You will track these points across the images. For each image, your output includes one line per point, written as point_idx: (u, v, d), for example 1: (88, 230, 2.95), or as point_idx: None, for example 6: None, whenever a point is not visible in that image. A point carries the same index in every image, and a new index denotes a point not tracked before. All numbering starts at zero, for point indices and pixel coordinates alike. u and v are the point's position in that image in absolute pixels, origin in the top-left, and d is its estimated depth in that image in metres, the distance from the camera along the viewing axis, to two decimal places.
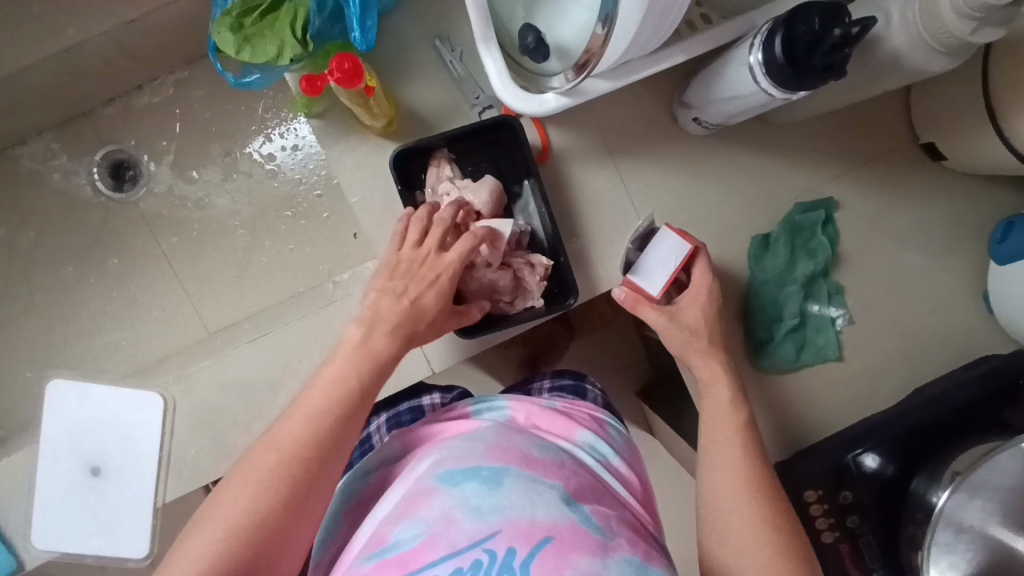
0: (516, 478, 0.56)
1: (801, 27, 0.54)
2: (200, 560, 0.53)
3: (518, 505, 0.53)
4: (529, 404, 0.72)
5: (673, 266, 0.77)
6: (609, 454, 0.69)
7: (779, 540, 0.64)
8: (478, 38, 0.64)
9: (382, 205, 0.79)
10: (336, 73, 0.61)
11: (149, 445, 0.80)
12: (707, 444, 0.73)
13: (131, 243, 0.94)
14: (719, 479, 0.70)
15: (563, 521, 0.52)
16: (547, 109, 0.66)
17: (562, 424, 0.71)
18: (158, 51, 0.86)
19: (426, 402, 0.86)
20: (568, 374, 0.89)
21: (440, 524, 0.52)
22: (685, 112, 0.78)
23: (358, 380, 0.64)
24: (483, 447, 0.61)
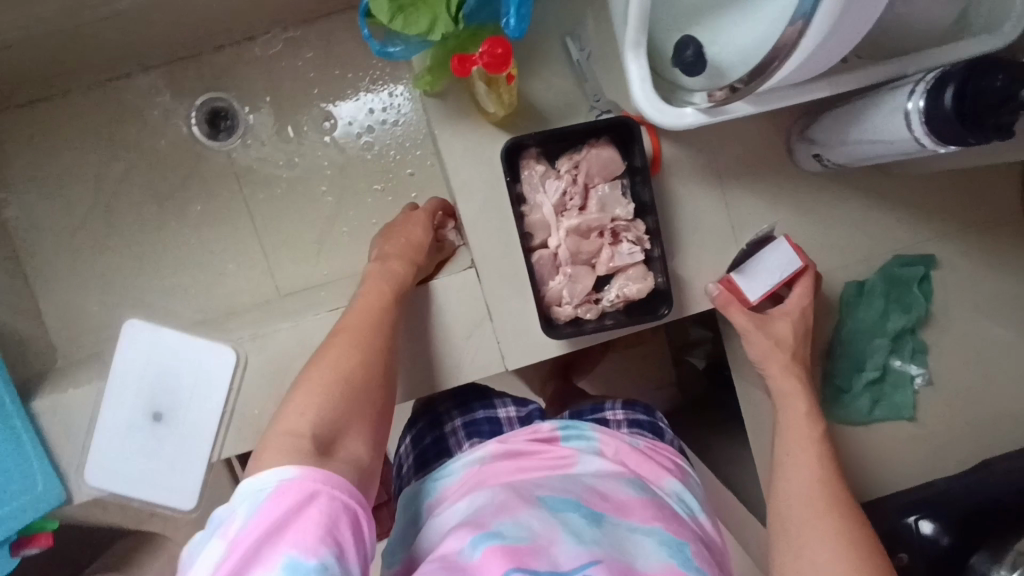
0: (615, 525, 0.56)
1: (980, 83, 0.53)
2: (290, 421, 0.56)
3: (622, 550, 0.53)
4: (619, 441, 0.72)
5: (779, 277, 0.77)
6: (696, 508, 0.68)
7: (857, 548, 0.62)
8: (628, 43, 0.62)
9: (486, 193, 0.79)
10: (487, 57, 0.60)
11: (214, 399, 0.79)
12: (785, 463, 0.73)
13: (217, 192, 0.93)
14: (793, 496, 0.69)
15: (663, 571, 0.52)
16: (684, 125, 0.65)
17: (650, 467, 0.71)
18: (280, 6, 0.85)
19: (501, 414, 0.84)
20: (640, 405, 0.87)
21: (542, 537, 0.53)
22: (806, 147, 0.77)
23: (368, 333, 0.65)
24: (581, 488, 0.61)
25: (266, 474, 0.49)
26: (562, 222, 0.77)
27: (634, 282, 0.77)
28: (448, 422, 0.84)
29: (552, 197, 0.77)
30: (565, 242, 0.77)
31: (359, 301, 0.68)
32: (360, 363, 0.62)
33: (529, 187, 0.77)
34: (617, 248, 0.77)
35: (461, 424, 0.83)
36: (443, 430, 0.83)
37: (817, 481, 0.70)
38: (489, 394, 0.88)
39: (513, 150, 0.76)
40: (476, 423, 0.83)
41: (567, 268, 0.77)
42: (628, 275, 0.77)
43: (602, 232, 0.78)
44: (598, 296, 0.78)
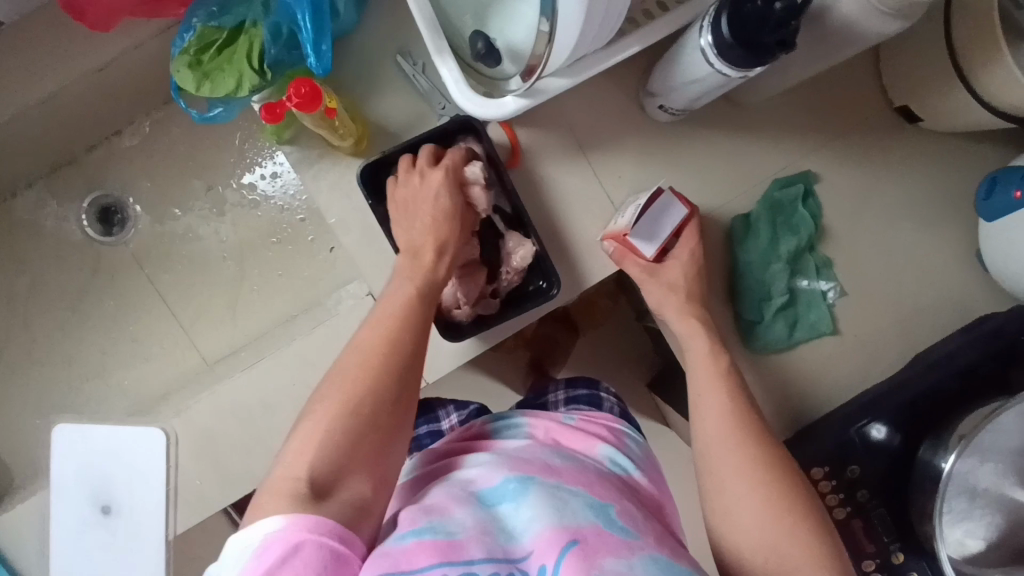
0: (540, 487, 0.57)
1: (746, 6, 0.54)
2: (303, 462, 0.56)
3: (546, 513, 0.53)
4: (547, 420, 0.73)
5: (670, 228, 0.76)
6: (630, 468, 0.70)
7: (781, 488, 0.63)
8: (431, 50, 0.64)
9: (360, 222, 0.80)
10: (295, 98, 0.63)
11: (155, 479, 0.82)
12: (697, 405, 0.71)
13: (125, 283, 0.96)
14: (709, 436, 0.69)
15: (586, 523, 0.53)
16: (507, 113, 0.66)
17: (581, 438, 0.72)
18: (131, 94, 0.88)
19: (444, 424, 0.87)
20: (582, 382, 0.90)
21: (469, 529, 0.53)
22: (651, 101, 0.78)
23: (401, 332, 0.65)
24: (506, 463, 0.62)
25: (256, 527, 0.50)
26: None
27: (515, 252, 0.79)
28: None
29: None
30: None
31: (386, 299, 0.68)
32: (380, 356, 0.63)
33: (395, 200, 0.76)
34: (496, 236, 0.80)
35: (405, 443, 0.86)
36: None
37: (728, 420, 0.69)
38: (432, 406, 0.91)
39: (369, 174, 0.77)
40: (418, 439, 0.88)
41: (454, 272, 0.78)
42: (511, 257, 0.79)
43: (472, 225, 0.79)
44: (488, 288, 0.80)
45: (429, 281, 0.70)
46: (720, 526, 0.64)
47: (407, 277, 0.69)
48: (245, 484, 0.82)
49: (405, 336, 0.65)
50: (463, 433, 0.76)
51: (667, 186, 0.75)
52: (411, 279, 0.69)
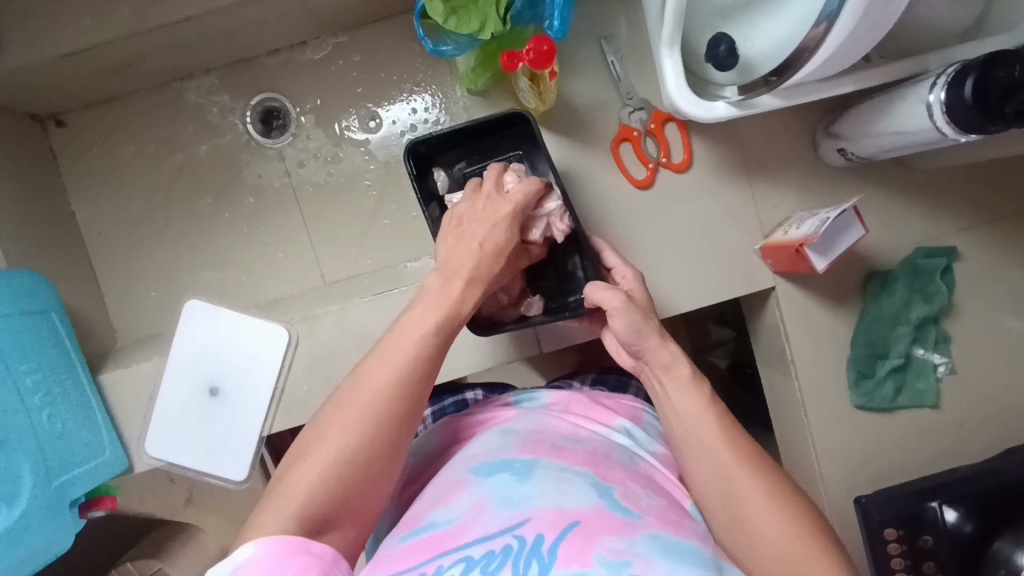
0: (546, 469, 0.59)
1: (998, 73, 0.56)
2: (307, 487, 0.56)
3: (547, 495, 0.56)
4: (569, 396, 0.77)
5: (844, 246, 0.74)
6: (645, 442, 0.72)
7: (785, 506, 0.58)
8: (664, 41, 0.67)
9: None
10: (533, 53, 0.65)
11: (267, 375, 0.85)
12: (684, 444, 0.64)
13: (268, 186, 0.99)
14: (705, 477, 0.61)
15: (588, 506, 0.55)
16: (715, 118, 0.69)
17: (599, 413, 0.75)
18: (333, 12, 0.91)
19: (468, 397, 0.93)
20: (613, 372, 1.00)
21: (471, 515, 0.56)
22: (830, 143, 0.81)
23: (413, 373, 0.61)
24: (515, 444, 0.64)
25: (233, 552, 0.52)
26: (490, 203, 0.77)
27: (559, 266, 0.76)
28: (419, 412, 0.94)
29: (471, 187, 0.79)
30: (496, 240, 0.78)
31: (397, 335, 0.63)
32: (383, 400, 0.60)
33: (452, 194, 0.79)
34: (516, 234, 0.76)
35: (431, 413, 0.93)
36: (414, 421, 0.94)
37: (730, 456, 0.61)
38: (459, 385, 0.97)
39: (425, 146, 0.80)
40: (442, 407, 0.92)
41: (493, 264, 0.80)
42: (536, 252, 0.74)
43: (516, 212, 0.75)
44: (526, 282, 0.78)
45: (455, 313, 0.65)
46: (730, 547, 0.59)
47: (427, 314, 0.64)
48: None
49: (424, 366, 0.62)
50: (488, 404, 0.80)
51: (856, 203, 0.73)
52: (428, 323, 0.63)
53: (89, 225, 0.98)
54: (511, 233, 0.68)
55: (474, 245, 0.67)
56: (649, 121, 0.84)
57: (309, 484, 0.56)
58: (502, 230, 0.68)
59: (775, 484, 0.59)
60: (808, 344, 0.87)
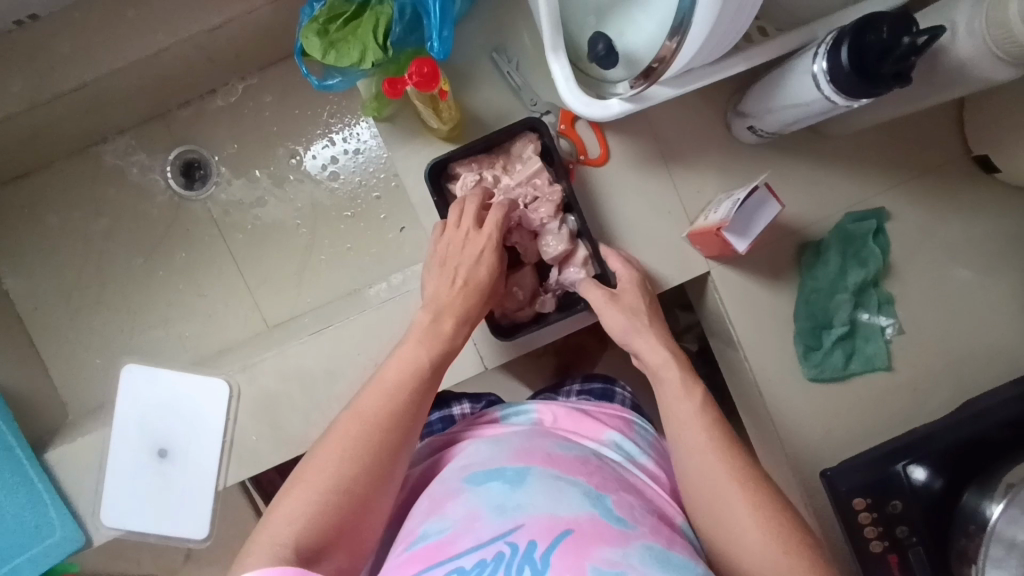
0: (538, 478, 0.58)
1: (869, 37, 0.57)
2: (296, 518, 0.56)
3: (541, 502, 0.55)
4: (556, 408, 0.75)
5: (762, 223, 0.73)
6: (634, 454, 0.71)
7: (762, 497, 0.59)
8: (547, 46, 0.66)
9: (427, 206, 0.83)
10: (415, 76, 0.65)
11: (214, 428, 0.85)
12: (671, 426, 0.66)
13: (198, 238, 0.99)
14: (687, 459, 0.63)
15: (583, 514, 0.54)
16: (611, 115, 0.68)
17: (588, 426, 0.74)
18: (235, 57, 0.91)
19: (454, 411, 0.91)
20: (599, 378, 0.98)
21: (465, 521, 0.55)
22: (740, 121, 0.80)
23: (406, 399, 0.64)
24: (508, 452, 0.63)
25: None
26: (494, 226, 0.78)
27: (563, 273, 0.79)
28: None
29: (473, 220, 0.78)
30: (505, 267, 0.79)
31: (372, 391, 0.64)
32: (378, 426, 0.62)
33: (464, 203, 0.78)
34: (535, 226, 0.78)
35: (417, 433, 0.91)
36: None
37: (714, 448, 0.62)
38: (446, 398, 0.95)
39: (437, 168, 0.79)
40: (430, 424, 0.91)
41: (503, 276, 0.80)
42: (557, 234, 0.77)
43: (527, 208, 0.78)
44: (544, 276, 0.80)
45: (439, 357, 0.67)
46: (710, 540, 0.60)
47: (406, 363, 0.66)
48: (299, 445, 0.85)
49: (420, 387, 0.66)
50: (474, 420, 0.78)
51: (768, 180, 0.72)
52: (406, 372, 0.65)
53: (24, 301, 0.97)
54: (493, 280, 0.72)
55: (456, 283, 0.70)
56: (558, 123, 0.83)
57: (300, 515, 0.57)
58: (486, 269, 0.71)
59: (757, 478, 0.61)
60: (752, 324, 0.87)
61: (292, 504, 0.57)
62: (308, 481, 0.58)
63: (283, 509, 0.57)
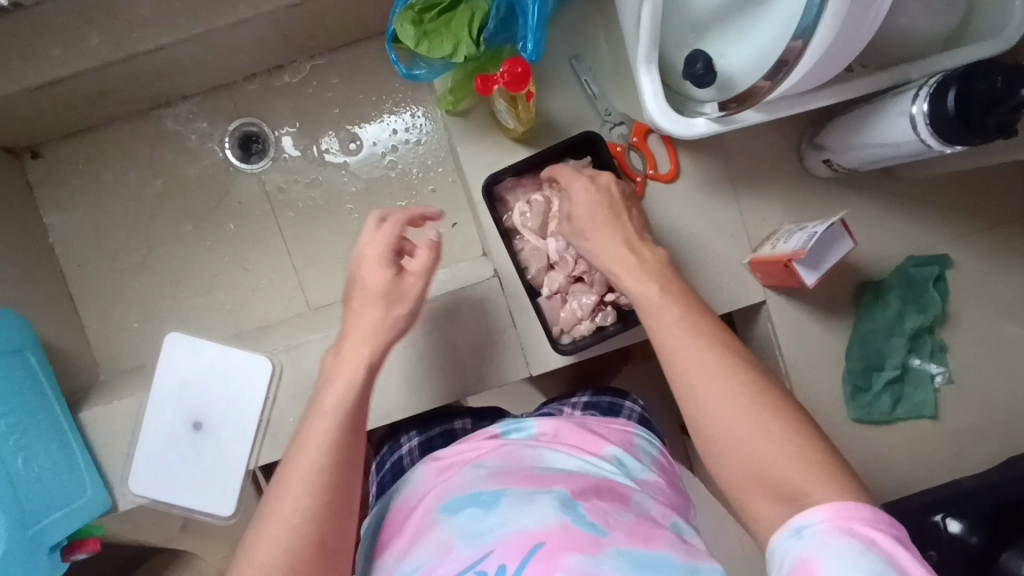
0: (511, 497, 0.58)
1: (981, 85, 0.56)
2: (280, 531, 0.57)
3: (512, 521, 0.54)
4: (559, 423, 0.73)
5: (832, 257, 0.72)
6: (635, 470, 0.70)
7: (750, 381, 0.54)
8: (642, 58, 0.65)
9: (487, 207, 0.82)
10: (507, 76, 0.64)
11: (251, 407, 0.83)
12: (646, 315, 0.61)
13: (250, 212, 0.98)
14: (668, 345, 0.58)
15: (552, 524, 0.53)
16: (696, 134, 0.68)
17: (589, 440, 0.72)
18: (309, 36, 0.90)
19: (457, 426, 0.89)
20: (609, 392, 0.96)
21: (439, 553, 0.55)
22: (815, 154, 0.80)
23: (358, 395, 0.63)
24: (489, 475, 0.63)
25: None
26: (546, 239, 0.80)
27: None
28: (406, 442, 0.87)
29: (526, 232, 0.80)
30: (554, 279, 0.80)
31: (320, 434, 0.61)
32: (343, 427, 0.62)
33: (519, 223, 0.80)
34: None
35: (418, 444, 0.86)
36: (401, 450, 0.86)
37: (710, 355, 0.56)
38: (450, 410, 0.92)
39: (498, 187, 0.79)
40: (433, 440, 0.86)
41: (563, 291, 0.81)
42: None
43: None
44: (589, 277, 0.80)
45: (363, 369, 0.64)
46: (703, 433, 0.55)
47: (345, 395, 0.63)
48: None
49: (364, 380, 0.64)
50: (470, 438, 0.74)
51: (844, 216, 0.71)
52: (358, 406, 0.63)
53: (68, 258, 0.97)
54: (380, 330, 0.66)
55: (398, 306, 0.67)
56: (630, 135, 0.82)
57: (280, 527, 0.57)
58: (378, 308, 0.66)
59: (748, 363, 0.56)
60: (801, 357, 0.86)
61: (280, 511, 0.58)
62: (289, 481, 0.59)
63: (270, 515, 0.58)
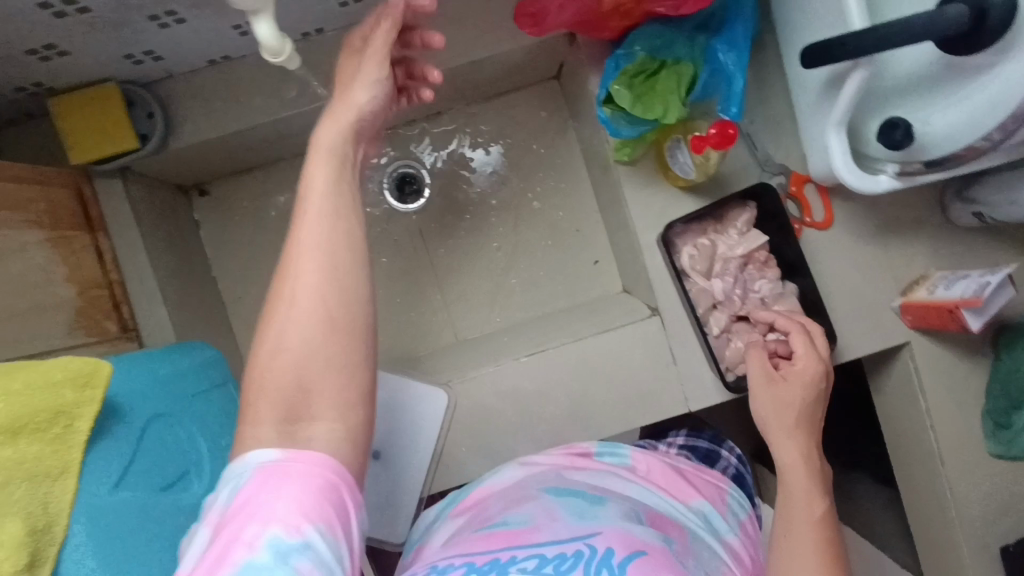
0: (615, 507, 0.65)
1: None
2: (290, 342, 0.51)
3: (618, 522, 0.61)
4: (654, 460, 0.80)
5: (995, 305, 0.77)
6: (721, 530, 0.72)
7: (830, 538, 0.60)
8: (834, 123, 0.71)
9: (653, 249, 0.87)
10: (716, 136, 0.70)
11: (426, 436, 0.88)
12: (770, 424, 0.70)
13: (402, 249, 1.03)
14: (789, 461, 0.67)
15: (656, 544, 0.59)
16: (881, 189, 0.73)
17: (680, 488, 0.77)
18: (473, 87, 0.96)
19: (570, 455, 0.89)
20: (706, 436, 0.97)
21: (544, 519, 0.62)
22: (965, 206, 0.85)
23: (348, 229, 0.54)
24: (592, 487, 0.70)
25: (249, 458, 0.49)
26: (711, 281, 0.86)
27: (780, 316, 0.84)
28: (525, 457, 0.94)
29: (693, 274, 0.86)
30: (720, 318, 0.85)
31: (310, 220, 0.53)
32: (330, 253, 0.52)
33: (688, 266, 0.85)
34: (756, 276, 0.86)
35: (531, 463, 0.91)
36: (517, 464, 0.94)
37: (820, 500, 0.64)
38: None
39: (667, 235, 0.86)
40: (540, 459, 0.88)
41: (726, 331, 0.86)
42: (774, 281, 0.86)
43: (741, 266, 0.85)
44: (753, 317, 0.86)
45: (335, 258, 0.53)
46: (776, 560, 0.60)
47: (340, 203, 0.54)
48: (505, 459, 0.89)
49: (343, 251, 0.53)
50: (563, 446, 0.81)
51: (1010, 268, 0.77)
52: (357, 227, 0.54)
53: (230, 291, 1.02)
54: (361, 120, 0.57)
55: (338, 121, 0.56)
56: (788, 185, 0.87)
57: (292, 340, 0.51)
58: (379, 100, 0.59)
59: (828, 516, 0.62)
60: (942, 395, 0.90)
61: (290, 336, 0.51)
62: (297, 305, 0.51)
63: (279, 337, 0.51)
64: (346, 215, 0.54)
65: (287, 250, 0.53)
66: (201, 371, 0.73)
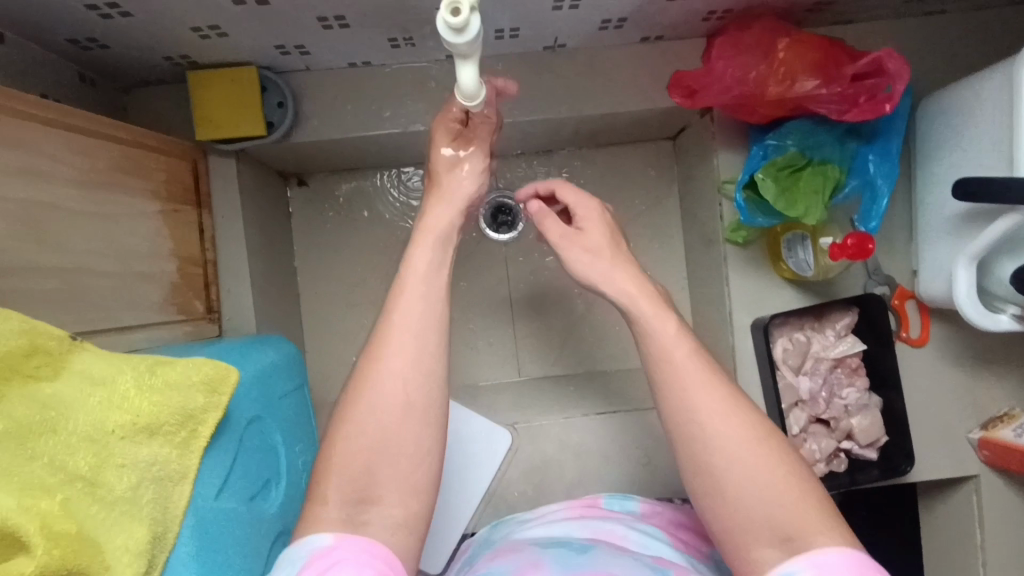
0: (607, 553, 0.56)
1: None
2: (368, 430, 0.52)
3: (608, 564, 0.53)
4: (663, 514, 0.71)
5: None
6: None
7: None
8: (966, 256, 0.71)
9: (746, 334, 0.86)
10: (851, 243, 0.70)
11: (483, 473, 0.87)
12: (666, 385, 0.55)
13: (483, 276, 1.02)
14: (691, 403, 0.54)
15: None
16: (1002, 329, 0.72)
17: (690, 539, 0.68)
18: (591, 134, 0.96)
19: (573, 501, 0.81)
20: None
21: (527, 567, 0.54)
22: None
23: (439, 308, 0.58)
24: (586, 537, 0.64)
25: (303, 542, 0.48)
26: (799, 377, 0.85)
27: (862, 427, 0.84)
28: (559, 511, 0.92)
29: (783, 367, 0.85)
30: (800, 416, 0.84)
31: (405, 305, 0.57)
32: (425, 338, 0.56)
33: (781, 358, 0.84)
34: (844, 382, 0.85)
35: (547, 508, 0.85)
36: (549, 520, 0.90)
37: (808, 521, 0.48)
38: None
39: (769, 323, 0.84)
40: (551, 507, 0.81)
41: (805, 430, 0.85)
42: (861, 391, 0.86)
43: (831, 368, 0.85)
44: (832, 422, 0.86)
45: (419, 347, 0.55)
46: None
47: (436, 286, 0.59)
48: None
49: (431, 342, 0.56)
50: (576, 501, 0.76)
51: None
52: (442, 310, 0.58)
53: (306, 284, 1.01)
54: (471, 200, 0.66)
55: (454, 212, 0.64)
56: (891, 297, 0.86)
57: (370, 429, 0.52)
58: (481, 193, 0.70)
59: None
60: None
61: (364, 422, 0.53)
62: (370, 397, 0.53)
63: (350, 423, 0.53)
64: (432, 300, 0.58)
65: (377, 333, 0.56)
66: (275, 371, 0.69)
